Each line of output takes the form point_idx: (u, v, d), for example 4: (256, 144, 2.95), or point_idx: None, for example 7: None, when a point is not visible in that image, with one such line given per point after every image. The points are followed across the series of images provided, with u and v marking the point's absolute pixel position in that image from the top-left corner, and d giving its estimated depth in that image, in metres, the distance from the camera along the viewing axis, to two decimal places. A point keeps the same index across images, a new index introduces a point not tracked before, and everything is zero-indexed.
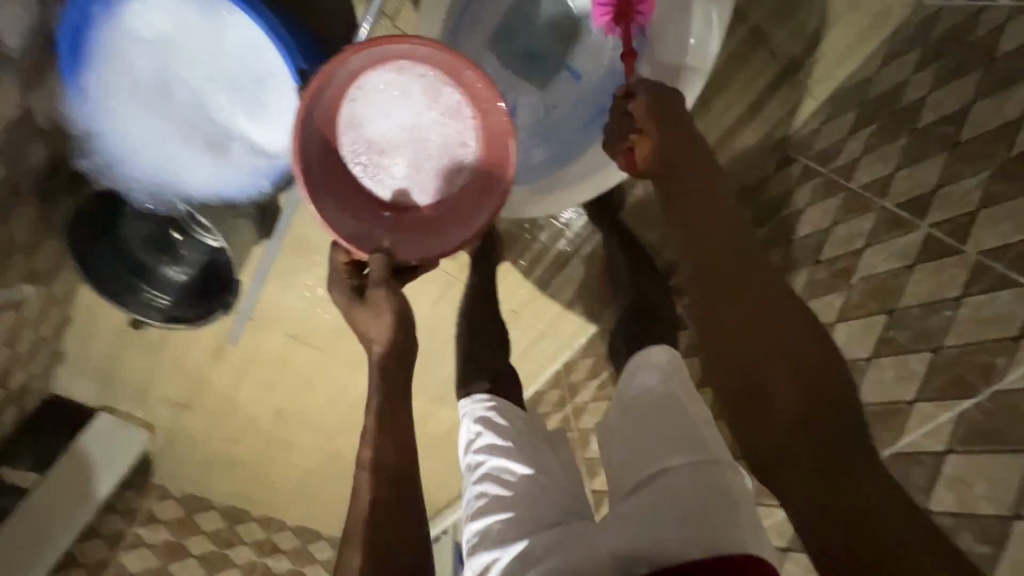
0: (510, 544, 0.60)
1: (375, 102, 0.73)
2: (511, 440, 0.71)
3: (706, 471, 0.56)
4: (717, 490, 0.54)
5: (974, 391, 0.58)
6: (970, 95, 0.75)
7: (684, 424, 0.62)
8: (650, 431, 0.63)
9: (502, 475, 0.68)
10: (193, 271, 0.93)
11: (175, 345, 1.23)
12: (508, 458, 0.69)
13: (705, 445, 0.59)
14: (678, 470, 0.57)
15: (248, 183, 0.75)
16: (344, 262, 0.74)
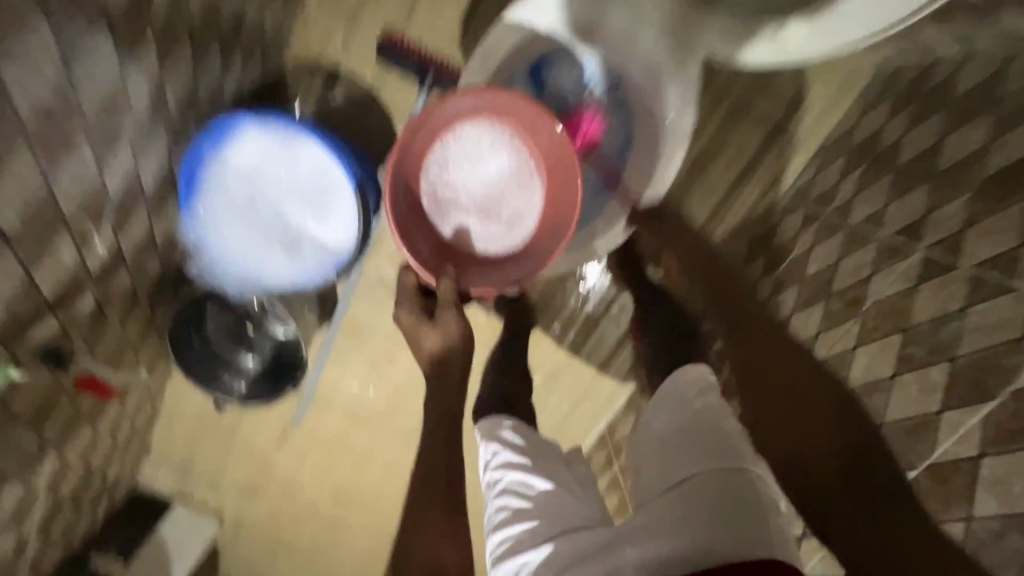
0: (539, 548, 0.64)
1: (467, 146, 0.86)
2: (528, 456, 0.72)
3: (731, 480, 0.62)
4: (746, 495, 0.60)
5: (995, 394, 0.60)
6: (939, 133, 0.83)
7: (714, 434, 0.66)
8: (675, 444, 0.68)
9: (522, 487, 0.69)
10: (265, 357, 1.06)
11: (245, 431, 1.35)
12: (525, 473, 0.70)
13: (730, 454, 0.64)
14: (704, 479, 0.62)
15: (317, 273, 0.88)
16: (413, 283, 0.87)
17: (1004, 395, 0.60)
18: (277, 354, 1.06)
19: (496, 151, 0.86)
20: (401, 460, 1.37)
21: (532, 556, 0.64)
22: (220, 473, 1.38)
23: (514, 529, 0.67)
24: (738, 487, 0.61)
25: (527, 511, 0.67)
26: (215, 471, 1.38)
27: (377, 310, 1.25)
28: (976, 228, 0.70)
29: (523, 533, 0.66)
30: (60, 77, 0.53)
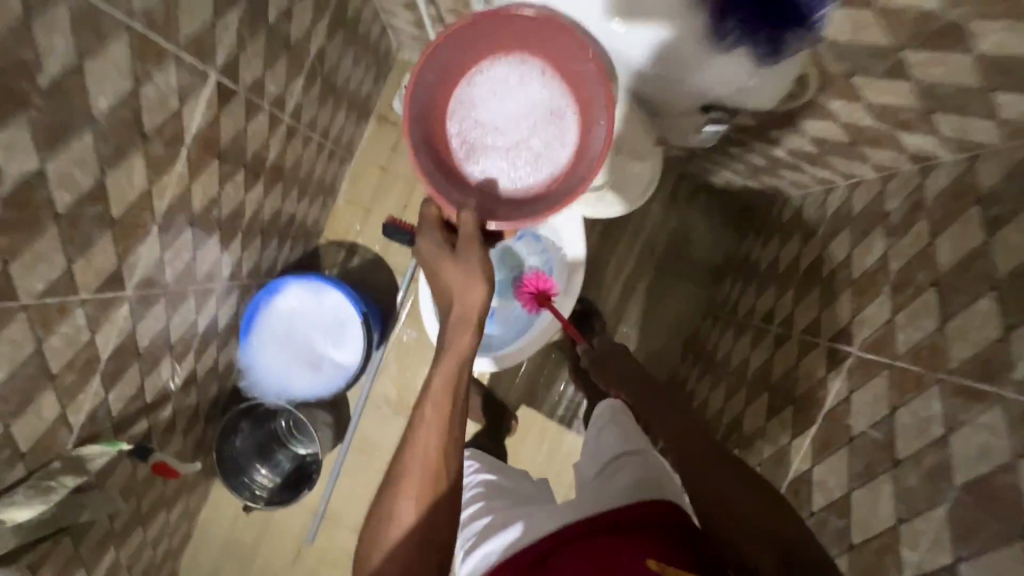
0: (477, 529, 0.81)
1: (491, 84, 0.83)
2: (493, 472, 0.95)
3: (641, 462, 0.76)
4: (654, 471, 0.74)
5: (816, 422, 0.82)
6: (779, 250, 1.14)
7: (632, 437, 0.82)
8: (601, 438, 0.83)
9: (487, 491, 0.90)
10: (286, 470, 1.29)
11: (263, 556, 1.48)
12: (485, 474, 0.94)
13: (636, 440, 0.81)
14: (624, 463, 0.76)
15: (333, 383, 1.22)
16: (435, 215, 0.81)
17: (820, 423, 0.81)
18: (296, 467, 1.29)
19: (524, 87, 0.83)
20: None
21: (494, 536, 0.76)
22: None
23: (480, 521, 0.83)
24: (648, 463, 0.75)
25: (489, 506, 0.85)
26: None
27: (384, 427, 1.48)
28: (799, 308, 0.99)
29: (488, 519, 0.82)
30: (186, 261, 0.90)
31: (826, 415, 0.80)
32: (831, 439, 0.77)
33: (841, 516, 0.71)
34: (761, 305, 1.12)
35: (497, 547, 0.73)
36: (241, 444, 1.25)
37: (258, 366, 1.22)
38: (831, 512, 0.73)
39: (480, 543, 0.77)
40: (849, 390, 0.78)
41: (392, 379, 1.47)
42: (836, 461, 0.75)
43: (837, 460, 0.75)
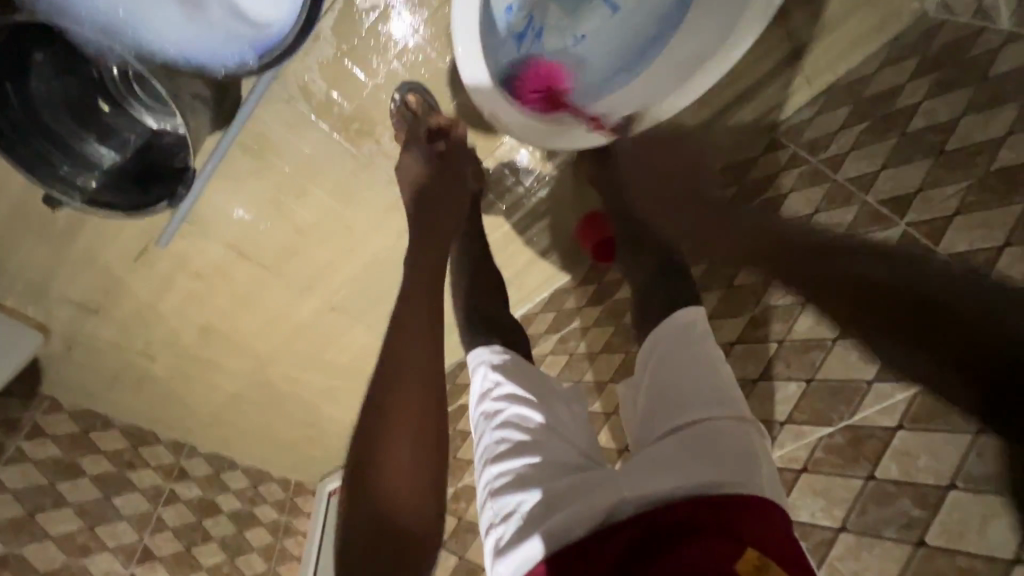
0: (526, 490, 0.59)
1: None
2: (533, 392, 0.69)
3: (732, 429, 0.58)
4: (750, 441, 0.57)
5: (898, 414, 0.63)
6: (962, 108, 0.79)
7: (713, 381, 0.62)
8: (673, 378, 0.63)
9: (523, 423, 0.66)
10: (129, 155, 0.84)
11: (92, 236, 1.08)
12: (530, 408, 0.67)
13: (728, 396, 0.61)
14: (705, 425, 0.58)
15: (227, 50, 0.62)
16: None
17: (873, 406, 0.66)
18: (147, 151, 0.85)
19: None
20: (293, 306, 1.25)
21: (527, 495, 0.58)
22: (51, 279, 1.12)
23: (513, 463, 0.62)
24: (729, 437, 0.57)
25: (528, 446, 0.63)
26: (44, 275, 1.11)
27: (293, 131, 0.97)
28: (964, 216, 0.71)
29: (524, 467, 0.61)
30: None
31: None
32: (949, 411, 0.60)
33: (920, 504, 0.59)
34: (852, 163, 0.88)
35: (520, 544, 0.55)
36: (36, 99, 0.76)
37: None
38: (899, 486, 0.60)
39: (514, 511, 0.58)
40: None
41: (322, 62, 0.91)
42: (943, 442, 0.59)
43: (946, 443, 0.59)
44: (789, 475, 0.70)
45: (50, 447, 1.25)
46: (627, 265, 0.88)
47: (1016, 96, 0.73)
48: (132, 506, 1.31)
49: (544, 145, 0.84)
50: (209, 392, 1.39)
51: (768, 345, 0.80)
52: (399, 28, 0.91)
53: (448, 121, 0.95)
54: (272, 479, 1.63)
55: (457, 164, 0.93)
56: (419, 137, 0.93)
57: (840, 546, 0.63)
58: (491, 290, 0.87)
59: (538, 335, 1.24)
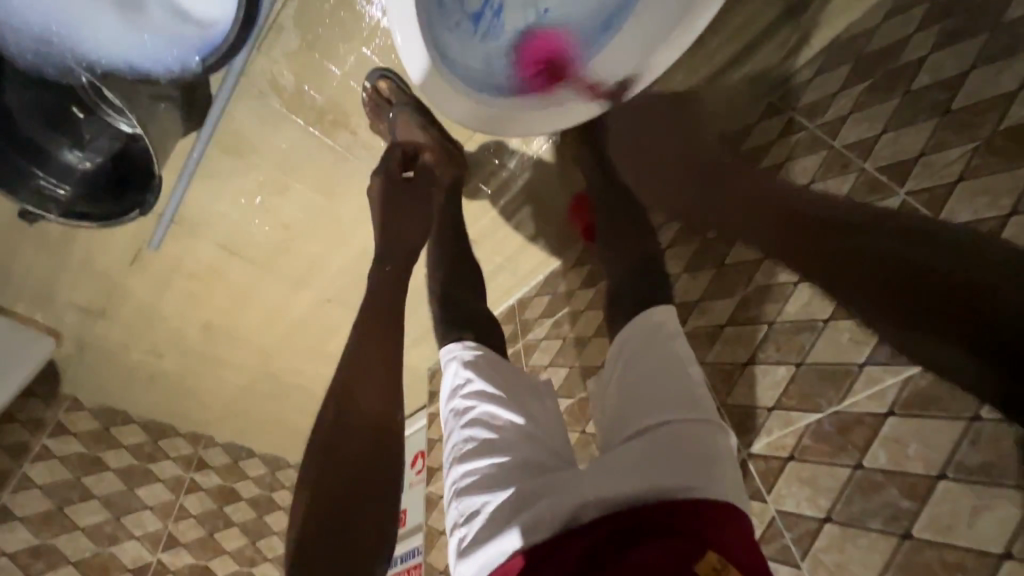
0: (496, 489, 0.59)
1: None
2: (503, 389, 0.68)
3: (702, 430, 0.57)
4: (718, 443, 0.57)
5: (889, 399, 0.60)
6: (970, 60, 0.71)
7: (683, 381, 0.61)
8: (643, 378, 0.63)
9: (492, 422, 0.65)
10: (106, 160, 0.84)
11: (87, 243, 1.10)
12: (500, 406, 0.66)
13: (697, 397, 0.60)
14: (674, 426, 0.57)
15: (169, 55, 0.63)
16: None
17: (862, 393, 0.62)
18: (122, 157, 0.85)
19: None
20: (289, 300, 1.26)
21: (493, 495, 0.58)
22: (54, 286, 1.15)
23: (481, 463, 0.62)
24: (695, 439, 0.56)
25: (496, 445, 0.63)
26: (47, 283, 1.14)
27: (267, 126, 0.96)
28: (969, 182, 0.65)
29: (491, 467, 0.61)
30: None
31: None
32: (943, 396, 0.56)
33: (907, 494, 0.56)
34: (850, 127, 0.81)
35: (487, 543, 0.56)
36: (7, 109, 0.75)
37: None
38: (887, 475, 0.58)
39: (483, 510, 0.58)
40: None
41: (289, 53, 0.88)
42: (934, 430, 0.56)
43: (937, 430, 0.56)
44: (774, 463, 0.68)
45: (74, 444, 1.31)
46: (608, 251, 0.85)
47: None
48: (155, 496, 1.38)
49: (498, 134, 0.78)
50: (219, 386, 1.42)
51: (757, 327, 0.77)
52: (365, 11, 0.87)
53: (412, 146, 0.92)
54: (289, 465, 1.67)
55: (427, 194, 0.92)
56: (388, 168, 0.91)
57: (825, 537, 0.61)
58: (470, 282, 0.86)
59: (533, 319, 1.22)
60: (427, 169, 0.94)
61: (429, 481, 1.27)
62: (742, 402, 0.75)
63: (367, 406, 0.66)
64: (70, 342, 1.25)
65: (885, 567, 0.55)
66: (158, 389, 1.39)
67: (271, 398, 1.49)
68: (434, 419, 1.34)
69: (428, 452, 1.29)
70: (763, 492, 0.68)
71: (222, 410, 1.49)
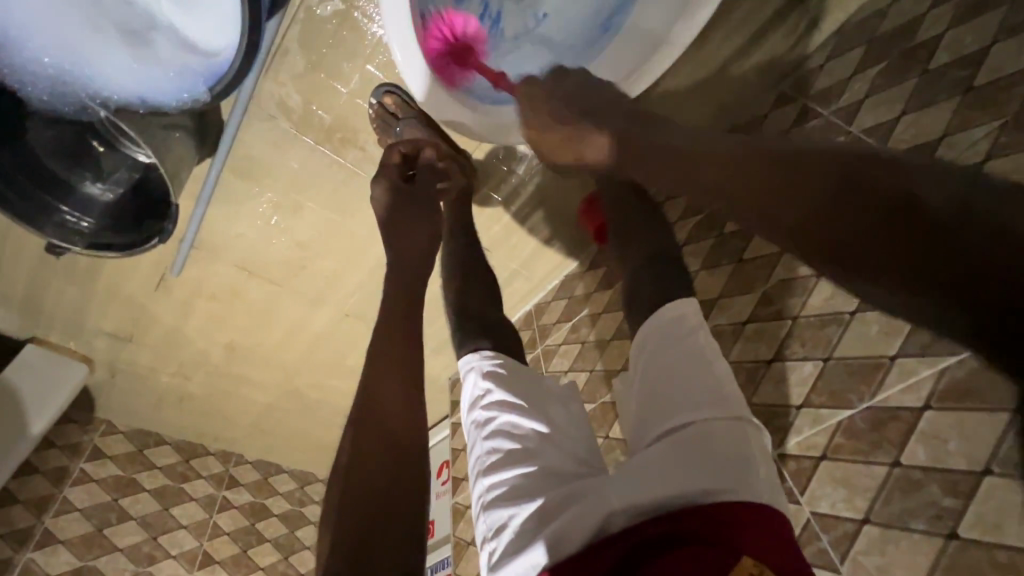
0: (522, 501, 0.58)
1: None
2: (523, 397, 0.67)
3: (729, 430, 0.55)
4: (745, 443, 0.55)
5: (924, 392, 0.57)
6: (990, 34, 0.67)
7: (707, 382, 0.59)
8: (667, 381, 0.61)
9: (515, 431, 0.64)
10: (125, 191, 0.86)
11: (111, 273, 1.13)
12: (521, 414, 0.65)
13: (721, 397, 0.58)
14: (699, 428, 0.56)
15: (179, 87, 0.65)
16: None
17: (894, 388, 0.60)
18: (141, 187, 0.87)
19: None
20: (309, 317, 1.28)
21: (520, 508, 0.57)
22: (84, 315, 1.19)
23: (506, 474, 0.61)
24: (724, 441, 0.54)
25: (519, 454, 0.62)
26: (76, 312, 1.18)
27: (277, 148, 0.98)
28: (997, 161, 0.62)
29: (517, 478, 0.60)
30: None
31: None
32: (984, 388, 0.53)
33: (950, 493, 0.53)
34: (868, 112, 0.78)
35: (518, 556, 0.55)
36: (33, 149, 0.78)
37: (15, 41, 0.61)
38: (926, 473, 0.55)
39: (509, 522, 0.58)
40: None
41: (295, 75, 0.90)
42: (974, 422, 0.53)
43: (977, 423, 0.53)
44: (806, 463, 0.66)
45: (109, 466, 1.35)
46: (622, 253, 0.84)
47: None
48: (189, 515, 1.40)
49: (506, 139, 0.76)
50: (244, 405, 1.44)
51: (782, 323, 0.74)
52: (366, 28, 0.87)
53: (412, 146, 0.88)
54: (317, 479, 1.68)
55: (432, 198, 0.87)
56: (390, 168, 0.88)
57: (865, 539, 0.58)
58: (484, 292, 0.85)
59: (551, 324, 1.20)
60: (432, 173, 0.89)
61: (455, 490, 1.26)
62: (770, 401, 0.73)
63: (392, 412, 0.66)
64: (102, 369, 1.29)
65: (930, 569, 0.53)
66: (186, 410, 1.42)
67: (296, 414, 1.50)
68: (457, 428, 1.34)
69: (453, 461, 1.29)
70: (796, 493, 0.66)
71: (249, 428, 1.51)
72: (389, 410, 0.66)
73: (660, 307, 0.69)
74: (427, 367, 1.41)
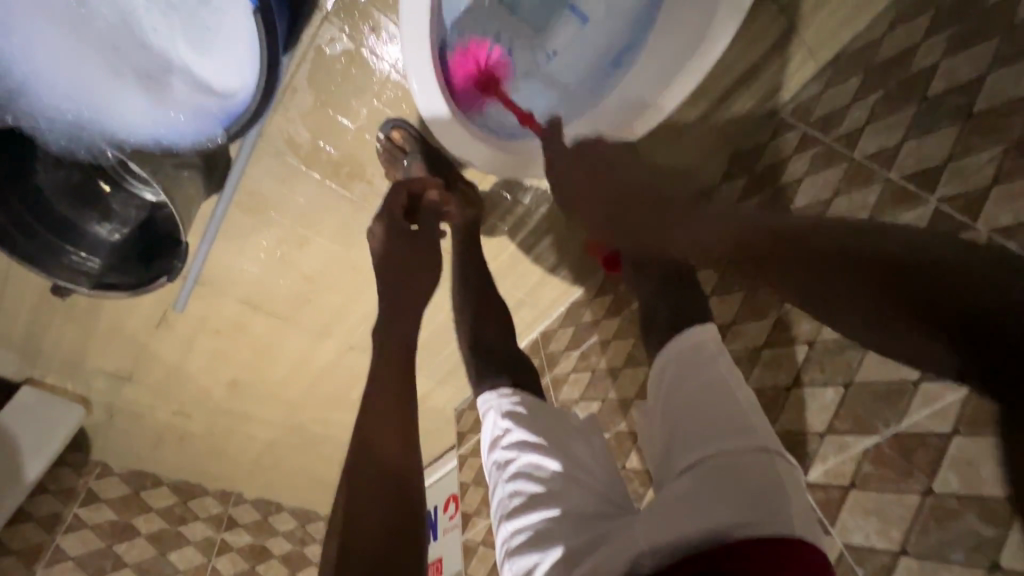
0: (549, 545, 0.56)
1: None
2: (544, 435, 0.66)
3: (757, 460, 0.53)
4: (778, 475, 0.52)
5: (952, 417, 0.57)
6: (986, 63, 0.69)
7: (729, 409, 0.58)
8: (689, 412, 0.60)
9: (537, 472, 0.63)
10: (133, 230, 0.85)
11: (110, 313, 1.11)
12: (542, 454, 0.64)
13: (744, 425, 0.56)
14: (724, 460, 0.54)
15: (196, 127, 0.64)
16: None
17: (920, 413, 0.60)
18: (149, 225, 0.86)
19: None
20: (313, 351, 1.26)
21: (545, 554, 0.55)
22: (82, 355, 1.17)
23: (531, 519, 0.59)
24: (753, 472, 0.52)
25: (543, 497, 0.60)
26: (75, 353, 1.16)
27: (284, 184, 0.98)
28: (1005, 186, 0.63)
29: (542, 521, 0.58)
30: None
31: None
32: None
33: (988, 520, 0.52)
34: (869, 138, 0.79)
35: None
36: (42, 195, 0.78)
37: (33, 87, 0.60)
38: (961, 501, 0.54)
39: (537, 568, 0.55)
40: None
41: (303, 113, 0.91)
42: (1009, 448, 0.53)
43: None
44: (834, 492, 0.65)
45: (105, 511, 1.30)
46: (638, 277, 0.83)
47: None
48: (187, 560, 1.35)
49: (501, 175, 0.78)
50: (246, 442, 1.40)
51: (797, 349, 0.75)
52: (375, 66, 0.88)
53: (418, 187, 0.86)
54: (320, 516, 1.61)
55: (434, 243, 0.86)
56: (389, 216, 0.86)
57: (902, 571, 0.57)
58: (499, 324, 0.84)
59: (559, 352, 1.20)
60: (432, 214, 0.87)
61: (464, 526, 1.23)
62: (794, 429, 0.72)
63: (389, 446, 0.62)
64: (100, 410, 1.26)
65: None
66: (186, 449, 1.38)
67: (298, 451, 1.46)
68: (465, 461, 1.30)
69: (462, 495, 1.26)
70: (826, 523, 0.65)
71: (250, 467, 1.46)
72: (387, 438, 0.62)
73: (680, 332, 0.69)
74: (433, 398, 1.38)
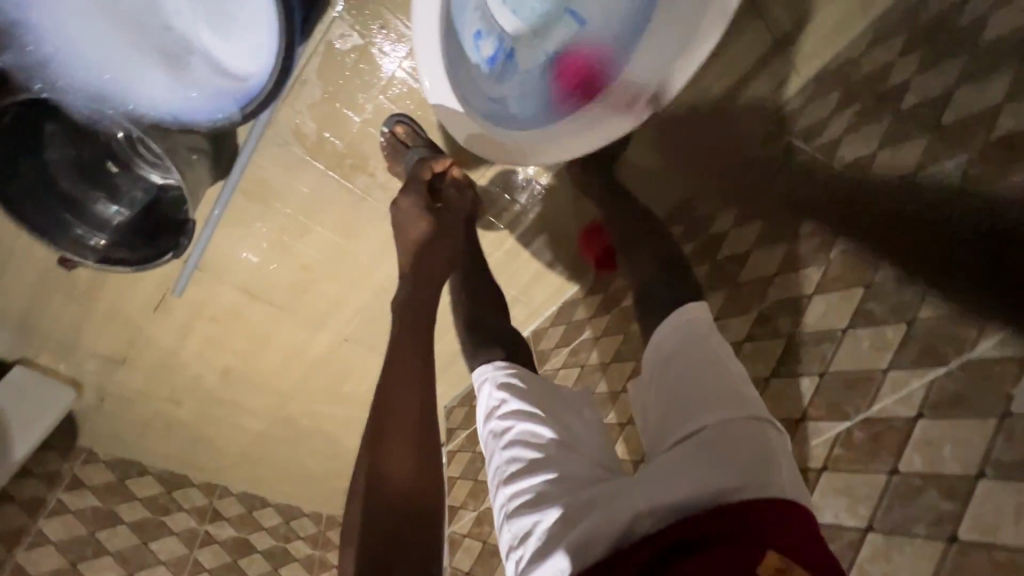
0: (547, 506, 0.58)
1: None
2: (540, 406, 0.68)
3: (746, 428, 0.57)
4: (766, 443, 0.56)
5: (917, 402, 0.61)
6: (953, 80, 0.74)
7: (721, 381, 0.61)
8: (684, 384, 0.63)
9: (534, 440, 0.65)
10: (138, 210, 0.88)
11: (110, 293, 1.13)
12: (539, 423, 0.66)
13: (736, 395, 0.59)
14: (716, 428, 0.57)
15: (212, 104, 0.67)
16: None
17: (888, 399, 0.63)
18: (155, 206, 0.89)
19: None
20: (308, 340, 1.27)
21: (542, 515, 0.58)
22: (77, 336, 1.17)
23: (529, 482, 0.62)
24: (743, 439, 0.56)
25: (541, 462, 0.63)
26: (70, 333, 1.17)
27: (289, 172, 1.01)
28: (968, 193, 0.66)
29: (540, 485, 0.61)
30: None
31: (974, 361, 0.58)
32: (971, 395, 0.57)
33: (948, 496, 0.56)
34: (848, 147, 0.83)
35: (546, 560, 0.55)
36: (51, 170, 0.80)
37: (59, 59, 0.63)
38: (925, 479, 0.58)
39: (537, 527, 0.58)
40: (994, 310, 0.58)
41: (312, 104, 0.95)
42: (968, 428, 0.56)
43: (970, 428, 0.56)
44: (810, 475, 0.68)
45: None
46: (631, 271, 0.87)
47: (1010, 59, 0.68)
48: None
49: (510, 160, 0.78)
50: (235, 433, 1.40)
51: (778, 341, 0.78)
52: (381, 61, 0.94)
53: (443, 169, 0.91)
54: (304, 513, 1.52)
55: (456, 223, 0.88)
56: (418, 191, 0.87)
57: (869, 546, 0.60)
58: (493, 311, 0.87)
59: (550, 349, 1.22)
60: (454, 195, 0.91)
61: (451, 519, 1.24)
62: (773, 417, 0.75)
63: (405, 424, 0.65)
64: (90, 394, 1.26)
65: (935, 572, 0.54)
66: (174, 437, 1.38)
67: (286, 445, 1.45)
68: (453, 456, 1.31)
69: (449, 490, 1.27)
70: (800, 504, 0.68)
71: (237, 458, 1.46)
72: (406, 414, 0.65)
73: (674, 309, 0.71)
74: None
